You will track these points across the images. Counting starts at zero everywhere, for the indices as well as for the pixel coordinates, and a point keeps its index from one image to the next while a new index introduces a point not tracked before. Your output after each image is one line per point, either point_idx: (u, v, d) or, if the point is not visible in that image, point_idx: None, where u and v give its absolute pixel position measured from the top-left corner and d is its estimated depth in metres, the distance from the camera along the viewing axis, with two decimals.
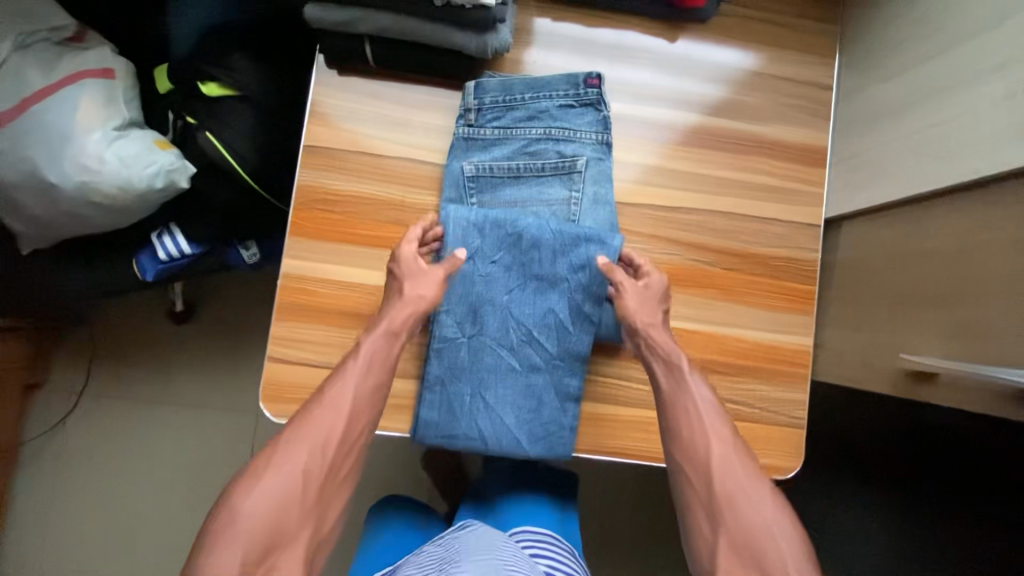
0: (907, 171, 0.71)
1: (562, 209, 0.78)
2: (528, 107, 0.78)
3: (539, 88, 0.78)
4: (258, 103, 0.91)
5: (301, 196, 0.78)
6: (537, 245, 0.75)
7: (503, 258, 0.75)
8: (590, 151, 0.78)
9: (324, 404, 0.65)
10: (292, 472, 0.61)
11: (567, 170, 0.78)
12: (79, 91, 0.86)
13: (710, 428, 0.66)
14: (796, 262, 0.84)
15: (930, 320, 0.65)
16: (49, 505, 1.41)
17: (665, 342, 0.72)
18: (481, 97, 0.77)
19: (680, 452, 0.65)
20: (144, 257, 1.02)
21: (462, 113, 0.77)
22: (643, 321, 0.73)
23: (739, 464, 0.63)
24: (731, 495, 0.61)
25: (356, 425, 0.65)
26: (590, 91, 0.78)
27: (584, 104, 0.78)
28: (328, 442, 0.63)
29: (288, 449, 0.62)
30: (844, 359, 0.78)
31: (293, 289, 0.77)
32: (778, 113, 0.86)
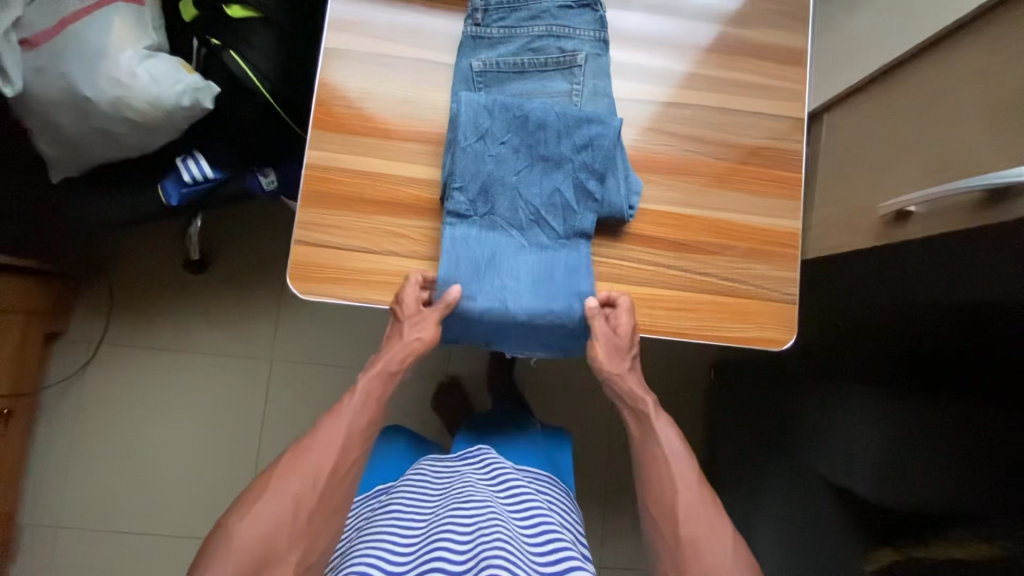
0: (882, 47, 0.77)
1: (564, 101, 0.84)
2: (531, 8, 0.85)
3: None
4: (278, 25, 0.98)
5: (323, 95, 0.84)
6: (542, 127, 0.81)
7: (511, 139, 0.81)
8: (589, 48, 0.85)
9: (321, 438, 0.72)
10: (284, 500, 0.67)
11: (567, 64, 0.84)
12: (112, 14, 0.92)
13: (677, 474, 0.74)
14: (784, 152, 0.90)
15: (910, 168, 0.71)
16: (70, 451, 1.44)
17: (636, 385, 0.82)
18: None
19: (650, 503, 0.74)
20: (168, 182, 1.07)
21: (470, 15, 0.85)
22: (613, 370, 0.81)
23: (700, 506, 0.71)
24: (694, 541, 0.69)
25: (346, 458, 0.72)
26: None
27: (581, 4, 0.85)
28: (320, 478, 0.69)
29: (283, 479, 0.69)
30: (831, 232, 0.84)
31: (318, 179, 0.83)
32: (762, 19, 0.92)
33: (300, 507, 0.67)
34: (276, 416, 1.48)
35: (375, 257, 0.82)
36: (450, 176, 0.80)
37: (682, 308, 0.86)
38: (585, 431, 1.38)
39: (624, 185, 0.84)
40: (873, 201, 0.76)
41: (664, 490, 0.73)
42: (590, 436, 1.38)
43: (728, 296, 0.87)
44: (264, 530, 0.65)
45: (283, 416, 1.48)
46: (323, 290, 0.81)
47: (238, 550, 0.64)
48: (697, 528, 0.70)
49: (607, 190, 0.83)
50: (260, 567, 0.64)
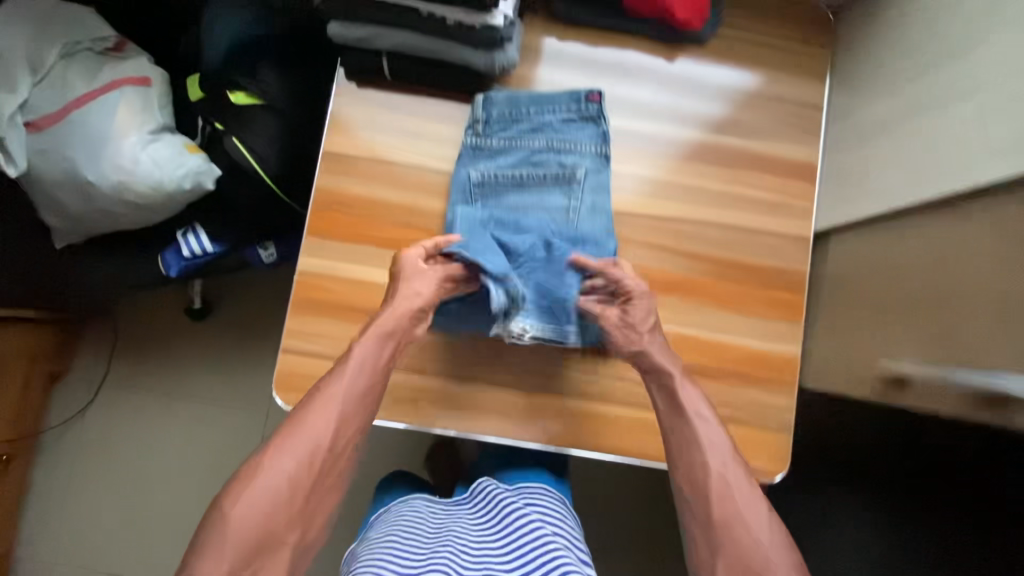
0: (888, 188, 0.74)
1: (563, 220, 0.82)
2: (533, 120, 0.84)
3: (543, 102, 0.84)
4: (282, 111, 0.97)
5: (318, 200, 0.83)
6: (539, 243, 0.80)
7: None
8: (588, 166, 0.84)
9: (319, 408, 0.68)
10: (281, 480, 0.64)
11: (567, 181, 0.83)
12: (118, 98, 0.93)
13: (713, 448, 0.69)
14: (786, 273, 0.88)
15: (909, 327, 0.68)
16: (66, 490, 1.46)
17: (663, 357, 0.75)
18: (489, 109, 0.83)
19: (681, 497, 0.69)
20: (168, 253, 1.08)
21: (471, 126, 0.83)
22: (634, 342, 0.75)
23: (737, 474, 0.68)
24: (731, 530, 0.64)
25: (344, 429, 0.69)
26: (590, 106, 0.84)
27: (585, 120, 0.84)
28: (319, 449, 0.66)
29: (279, 454, 0.65)
30: (829, 367, 0.81)
31: (308, 285, 0.82)
32: (771, 132, 0.90)
33: (301, 484, 0.65)
34: None
35: None
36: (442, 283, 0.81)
37: None
38: None
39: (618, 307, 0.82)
40: (869, 351, 0.73)
41: (696, 467, 0.69)
42: None
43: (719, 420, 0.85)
44: (260, 514, 0.62)
45: None
46: None
47: (233, 534, 0.61)
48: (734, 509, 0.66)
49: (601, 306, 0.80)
50: (259, 548, 0.62)
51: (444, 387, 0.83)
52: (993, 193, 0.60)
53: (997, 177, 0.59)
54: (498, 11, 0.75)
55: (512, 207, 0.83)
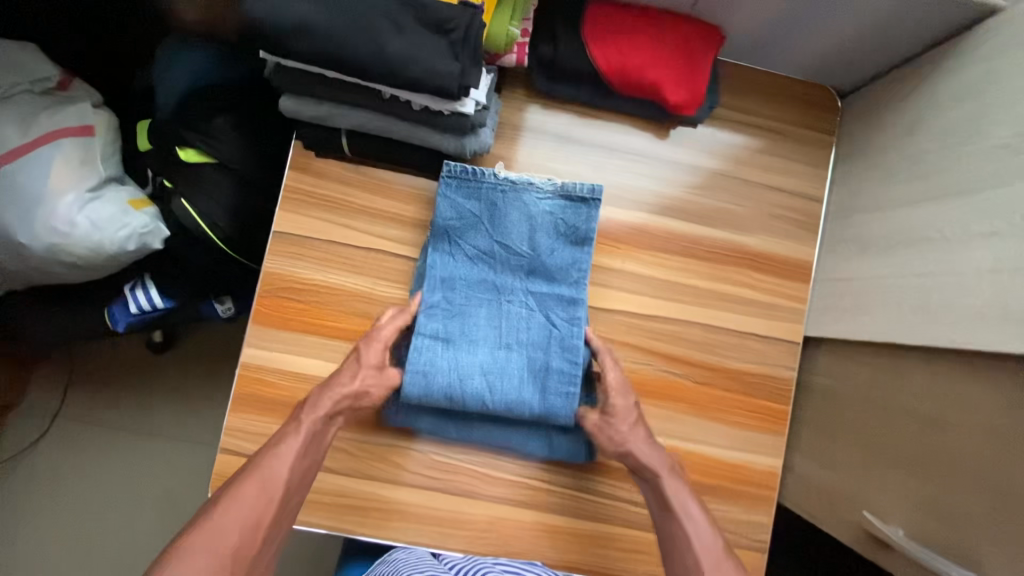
0: (885, 315, 0.68)
1: (537, 325, 0.77)
2: (513, 207, 0.77)
3: (525, 186, 0.76)
4: (237, 171, 0.89)
5: (266, 284, 0.76)
6: (511, 342, 0.76)
7: (480, 349, 0.76)
8: (563, 275, 0.77)
9: (263, 485, 0.61)
10: (222, 553, 0.56)
11: (542, 284, 0.78)
12: (53, 151, 0.84)
13: (704, 547, 0.64)
14: (770, 381, 0.82)
15: (895, 480, 0.63)
16: (13, 529, 1.39)
17: (628, 420, 0.73)
18: (461, 192, 0.75)
19: None
20: (116, 307, 1.01)
21: (445, 205, 0.75)
22: (626, 423, 0.73)
23: None
24: None
25: (288, 505, 0.62)
26: (577, 205, 0.77)
27: (572, 224, 0.77)
28: (267, 493, 0.61)
29: (220, 525, 0.57)
30: (808, 491, 0.76)
31: (251, 379, 0.75)
32: (764, 224, 0.83)
33: (255, 530, 0.58)
34: None
35: None
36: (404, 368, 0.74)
37: (637, 547, 0.79)
38: None
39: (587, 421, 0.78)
40: (852, 489, 0.68)
41: (688, 568, 0.63)
42: None
43: None
44: None
45: None
46: None
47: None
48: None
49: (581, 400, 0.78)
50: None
51: (396, 495, 0.76)
52: (1000, 360, 0.54)
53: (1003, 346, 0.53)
54: (468, 99, 0.68)
55: (483, 304, 0.77)
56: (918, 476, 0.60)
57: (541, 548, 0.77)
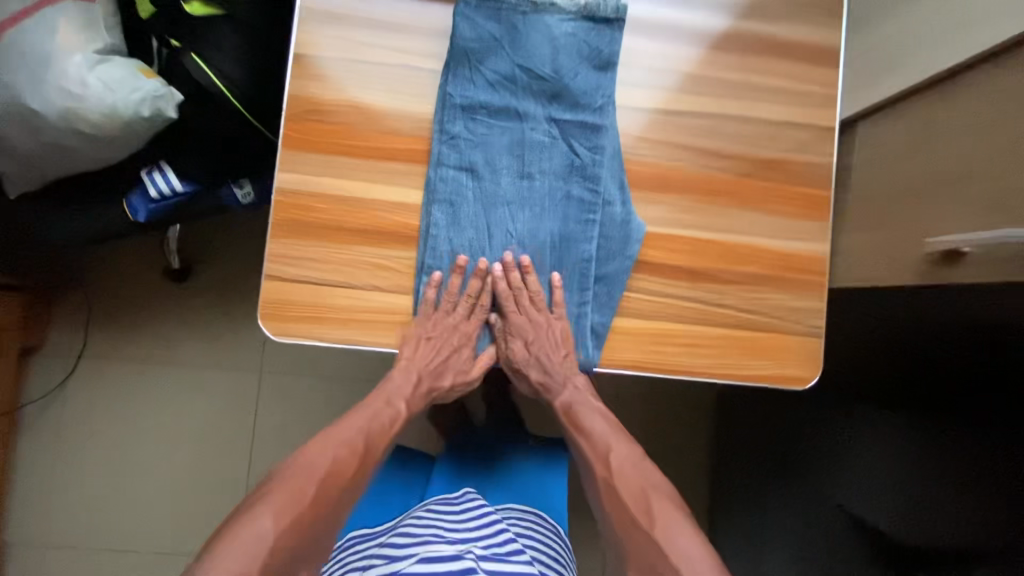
0: (924, 53, 0.70)
1: (559, 154, 0.76)
2: (527, 31, 0.75)
3: (546, 8, 0.75)
4: (245, 23, 0.87)
5: (295, 108, 0.75)
6: (534, 172, 0.76)
7: (503, 169, 0.76)
8: (587, 100, 0.76)
9: (320, 441, 0.72)
10: (284, 494, 0.64)
11: (565, 111, 0.76)
12: (58, 15, 0.83)
13: (620, 456, 0.76)
14: (811, 168, 0.81)
15: (958, 198, 0.65)
16: (50, 472, 1.36)
17: (554, 357, 0.80)
18: (473, 14, 0.74)
19: (589, 475, 0.77)
20: (135, 197, 0.99)
21: (469, 28, 0.73)
22: (550, 361, 0.81)
23: (641, 476, 0.73)
24: (633, 508, 0.70)
25: (348, 451, 0.72)
26: (601, 29, 0.75)
27: (594, 47, 0.75)
28: (303, 496, 0.64)
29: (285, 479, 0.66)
30: (864, 259, 0.76)
31: (290, 204, 0.74)
32: (791, 13, 0.81)
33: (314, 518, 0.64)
34: (265, 432, 1.39)
35: (356, 293, 0.75)
36: (432, 190, 0.75)
37: (694, 342, 0.78)
38: None
39: (622, 232, 0.77)
40: (914, 231, 0.69)
41: (603, 466, 0.76)
42: None
43: (744, 328, 0.79)
44: (269, 515, 0.61)
45: (272, 432, 1.39)
46: (298, 330, 0.74)
47: (253, 532, 0.59)
48: (629, 482, 0.73)
49: (613, 236, 0.77)
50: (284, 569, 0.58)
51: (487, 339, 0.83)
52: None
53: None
54: None
55: (505, 133, 0.76)
56: (983, 182, 0.63)
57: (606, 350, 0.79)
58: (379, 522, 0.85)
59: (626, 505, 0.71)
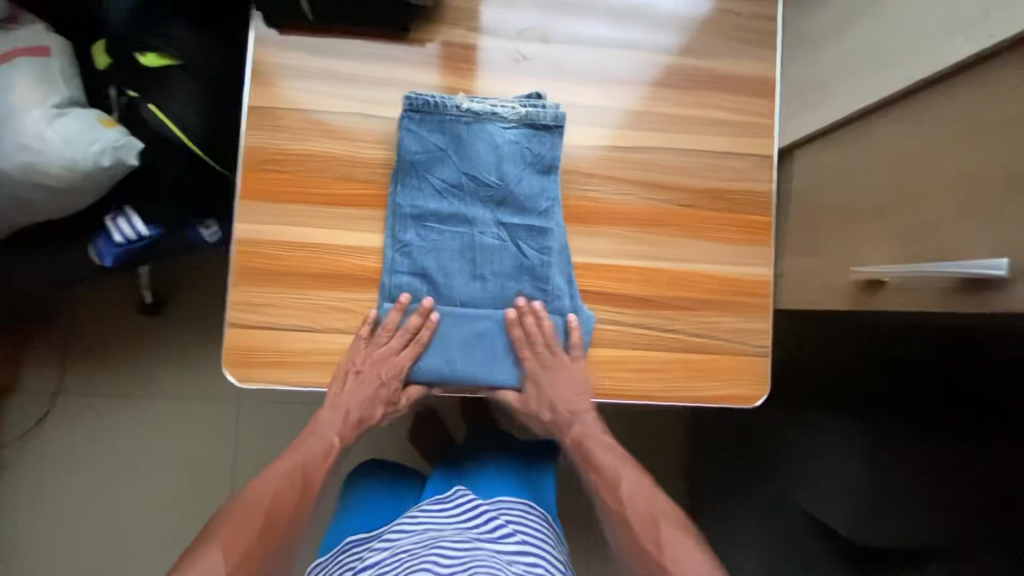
0: (847, 88, 0.74)
1: (509, 256, 0.78)
2: (472, 139, 0.78)
3: (488, 116, 0.78)
4: (202, 71, 0.89)
5: (251, 159, 0.77)
6: (485, 272, 0.78)
7: (456, 269, 0.78)
8: (534, 204, 0.78)
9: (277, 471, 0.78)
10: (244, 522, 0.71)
11: (513, 214, 0.79)
12: (14, 71, 0.85)
13: (635, 486, 0.80)
14: (752, 195, 0.84)
15: (875, 229, 0.68)
16: (30, 511, 1.36)
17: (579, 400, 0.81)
18: (419, 128, 0.77)
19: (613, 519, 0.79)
20: (100, 242, 1.00)
21: (412, 140, 0.77)
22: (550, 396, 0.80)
23: (656, 504, 0.78)
24: (658, 547, 0.74)
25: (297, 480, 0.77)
26: (543, 134, 0.78)
27: (537, 152, 0.78)
28: (257, 521, 0.72)
29: (239, 510, 0.73)
30: (803, 282, 0.80)
31: (250, 253, 0.76)
32: (727, 49, 0.85)
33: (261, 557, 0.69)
34: (246, 459, 1.41)
35: (318, 335, 0.77)
36: (388, 260, 0.78)
37: (647, 368, 0.82)
38: None
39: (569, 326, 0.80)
40: (842, 258, 0.73)
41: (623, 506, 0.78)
42: None
43: (694, 352, 0.82)
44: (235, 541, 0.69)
45: (253, 459, 1.41)
46: (264, 376, 0.76)
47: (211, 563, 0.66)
48: (637, 514, 0.77)
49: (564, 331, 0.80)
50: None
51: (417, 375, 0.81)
52: (947, 79, 0.61)
53: (947, 63, 0.60)
54: None
55: (456, 237, 0.78)
56: (896, 214, 0.66)
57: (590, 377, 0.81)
58: (375, 526, 0.88)
59: (642, 535, 0.75)
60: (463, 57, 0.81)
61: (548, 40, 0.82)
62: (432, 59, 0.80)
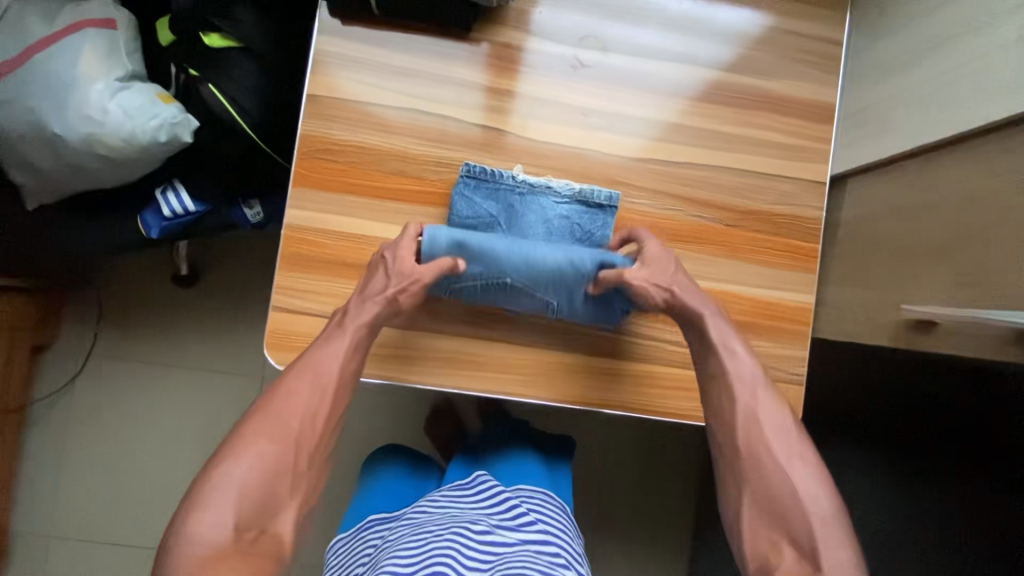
0: (913, 122, 0.71)
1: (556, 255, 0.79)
2: (524, 209, 0.80)
3: (542, 189, 0.79)
4: (260, 54, 0.90)
5: (305, 147, 0.78)
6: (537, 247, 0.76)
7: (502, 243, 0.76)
8: None
9: (308, 373, 0.69)
10: (273, 439, 0.65)
11: None
12: (80, 41, 0.86)
13: (754, 401, 0.69)
14: (800, 221, 0.83)
15: (931, 272, 0.66)
16: (57, 465, 1.41)
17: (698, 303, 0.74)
18: (473, 194, 0.78)
19: (711, 416, 0.71)
20: (148, 214, 1.02)
21: (459, 223, 0.77)
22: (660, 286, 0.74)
23: (780, 430, 0.67)
24: (757, 459, 0.66)
25: (317, 413, 0.68)
26: (594, 212, 0.80)
27: (587, 229, 0.80)
28: (284, 436, 0.66)
29: (266, 415, 0.67)
30: (845, 316, 0.79)
31: (298, 240, 0.77)
32: (787, 70, 0.84)
33: (284, 461, 0.65)
34: None
35: None
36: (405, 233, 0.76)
37: (678, 386, 0.82)
38: (583, 467, 1.32)
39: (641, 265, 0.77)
40: (890, 296, 0.72)
41: (725, 405, 0.70)
42: (587, 477, 1.32)
43: None
44: (265, 467, 0.64)
45: None
46: None
47: (236, 494, 0.62)
48: (752, 431, 0.67)
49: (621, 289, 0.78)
50: (257, 520, 0.63)
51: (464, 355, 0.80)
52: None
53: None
54: None
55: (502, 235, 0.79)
56: (956, 259, 0.64)
57: (617, 391, 0.81)
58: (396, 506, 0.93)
59: (760, 445, 0.66)
60: (522, 60, 0.81)
61: (607, 49, 0.82)
62: (489, 59, 0.80)
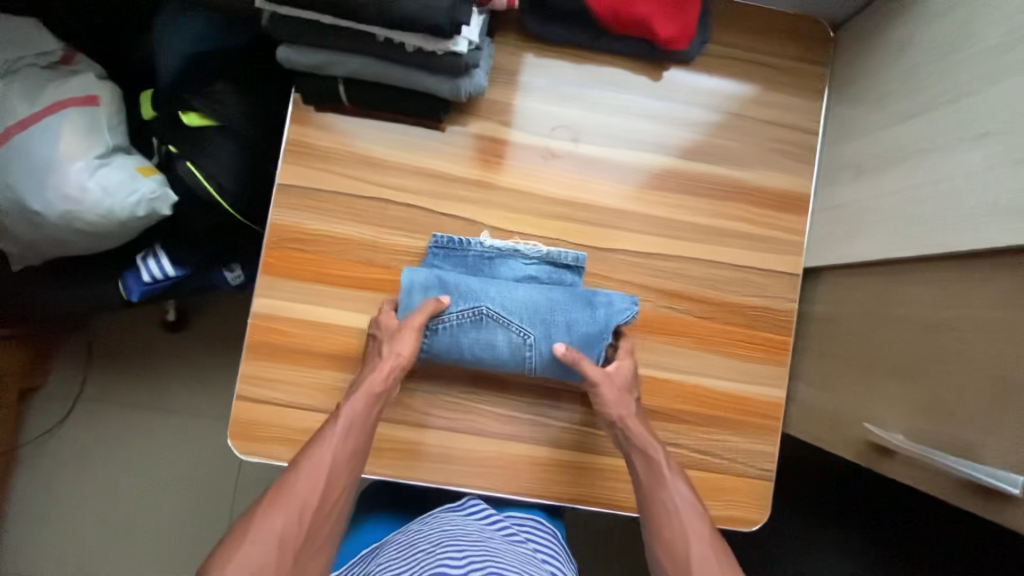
0: (881, 230, 0.71)
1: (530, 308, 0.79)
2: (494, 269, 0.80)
3: (510, 253, 0.79)
4: (239, 132, 0.91)
5: (274, 235, 0.78)
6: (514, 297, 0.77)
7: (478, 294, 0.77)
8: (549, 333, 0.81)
9: (325, 451, 0.68)
10: (285, 522, 0.63)
11: None
12: (62, 120, 0.88)
13: (692, 526, 0.68)
14: (772, 313, 0.83)
15: (889, 394, 0.67)
16: (41, 507, 1.42)
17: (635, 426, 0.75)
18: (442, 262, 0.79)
19: (651, 537, 0.69)
20: (129, 277, 1.03)
21: (428, 278, 0.76)
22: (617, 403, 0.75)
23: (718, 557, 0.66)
24: None
25: (334, 488, 0.67)
26: (561, 271, 0.80)
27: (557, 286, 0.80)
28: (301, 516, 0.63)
29: (278, 499, 0.64)
30: (815, 418, 0.79)
31: (265, 328, 0.78)
32: (761, 159, 0.83)
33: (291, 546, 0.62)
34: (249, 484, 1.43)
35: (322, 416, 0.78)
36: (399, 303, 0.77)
37: None
38: None
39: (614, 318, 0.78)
40: (855, 408, 0.72)
41: (666, 532, 0.68)
42: None
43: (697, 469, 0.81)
44: (273, 545, 0.61)
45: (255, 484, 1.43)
46: (265, 450, 0.77)
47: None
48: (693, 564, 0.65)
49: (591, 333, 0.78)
50: None
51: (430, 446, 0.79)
52: (987, 255, 0.58)
53: (987, 242, 0.57)
54: (460, 37, 0.71)
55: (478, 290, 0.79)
56: (911, 384, 0.64)
57: (584, 485, 0.81)
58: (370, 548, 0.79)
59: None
60: (493, 149, 0.81)
61: (579, 138, 0.82)
62: (461, 150, 0.81)
